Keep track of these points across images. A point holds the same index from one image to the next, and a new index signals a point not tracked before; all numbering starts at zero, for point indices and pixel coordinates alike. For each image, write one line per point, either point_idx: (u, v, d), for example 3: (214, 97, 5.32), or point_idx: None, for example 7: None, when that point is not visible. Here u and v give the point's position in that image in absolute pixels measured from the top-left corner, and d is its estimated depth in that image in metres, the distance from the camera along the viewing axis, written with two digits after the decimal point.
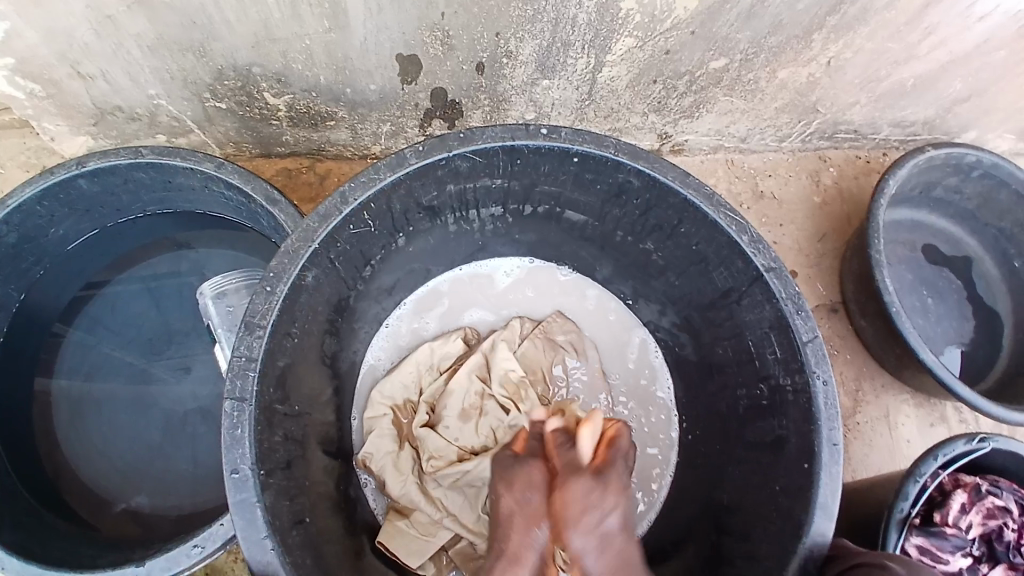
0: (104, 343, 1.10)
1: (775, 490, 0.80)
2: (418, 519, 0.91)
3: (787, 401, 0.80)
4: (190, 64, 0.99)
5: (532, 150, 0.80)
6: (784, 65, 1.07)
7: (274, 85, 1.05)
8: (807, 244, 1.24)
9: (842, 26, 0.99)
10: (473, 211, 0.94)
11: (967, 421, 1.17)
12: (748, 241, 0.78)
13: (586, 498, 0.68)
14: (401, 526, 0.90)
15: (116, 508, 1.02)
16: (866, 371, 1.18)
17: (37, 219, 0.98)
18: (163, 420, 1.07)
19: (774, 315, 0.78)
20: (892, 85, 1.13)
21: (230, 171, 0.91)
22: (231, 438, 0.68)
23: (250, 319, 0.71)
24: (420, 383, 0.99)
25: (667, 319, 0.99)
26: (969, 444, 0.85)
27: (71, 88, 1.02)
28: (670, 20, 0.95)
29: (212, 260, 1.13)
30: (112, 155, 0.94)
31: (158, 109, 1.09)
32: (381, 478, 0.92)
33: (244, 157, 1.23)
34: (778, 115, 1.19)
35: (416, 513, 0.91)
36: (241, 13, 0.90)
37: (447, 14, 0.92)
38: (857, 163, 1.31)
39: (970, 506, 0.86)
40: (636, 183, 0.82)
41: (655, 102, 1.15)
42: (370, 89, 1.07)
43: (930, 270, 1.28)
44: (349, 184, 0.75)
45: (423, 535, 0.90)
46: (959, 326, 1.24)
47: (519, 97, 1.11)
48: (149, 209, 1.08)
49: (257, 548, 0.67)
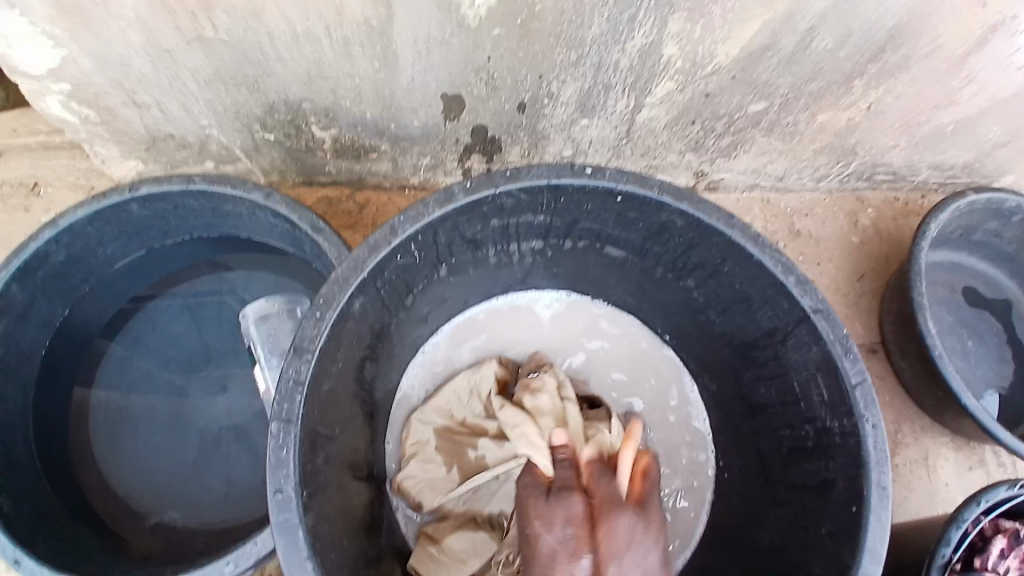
0: (145, 359, 1.13)
1: (822, 533, 0.80)
2: (451, 547, 0.90)
3: (834, 445, 0.79)
4: (243, 98, 1.03)
5: (576, 188, 0.81)
6: (823, 109, 1.08)
7: (322, 120, 1.09)
8: (845, 283, 1.24)
9: (883, 73, 0.99)
10: (514, 245, 0.95)
11: (1007, 467, 1.14)
12: (795, 283, 0.77)
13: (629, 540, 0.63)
14: (432, 552, 0.90)
15: (150, 522, 1.05)
16: (905, 414, 1.16)
17: (87, 240, 1.02)
18: (199, 437, 1.09)
19: (820, 357, 0.78)
20: (932, 130, 1.13)
21: (278, 199, 0.94)
22: (276, 458, 0.70)
23: (299, 343, 0.73)
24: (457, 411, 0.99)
25: (706, 354, 0.99)
26: (1011, 490, 0.82)
27: (127, 114, 1.06)
28: (712, 65, 0.97)
29: (253, 282, 1.15)
30: (163, 181, 0.97)
31: (209, 138, 1.14)
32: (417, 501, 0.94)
33: (288, 185, 1.27)
34: (816, 156, 1.20)
35: (447, 539, 0.91)
36: (296, 52, 0.93)
37: (493, 57, 0.95)
38: (895, 204, 1.31)
39: (1009, 552, 0.84)
40: (679, 224, 0.83)
41: (693, 142, 1.16)
42: (414, 125, 1.10)
43: (970, 312, 1.26)
44: (399, 217, 0.78)
45: (457, 563, 0.90)
46: (1000, 369, 1.21)
47: (558, 135, 1.13)
48: (196, 232, 1.11)
49: (298, 569, 0.67)
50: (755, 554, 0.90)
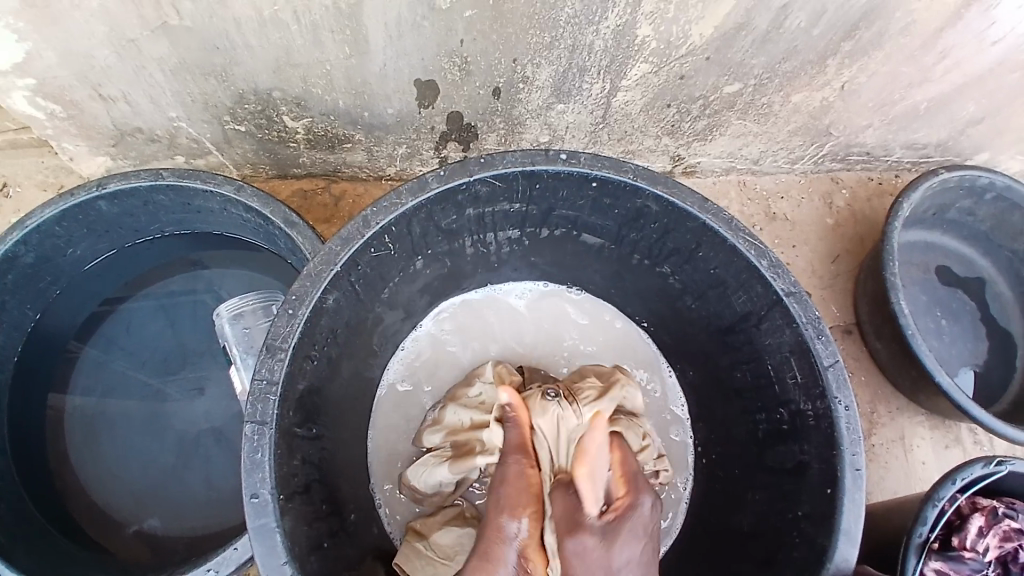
0: (119, 361, 1.11)
1: (798, 516, 0.80)
2: (435, 542, 0.89)
3: (808, 426, 0.79)
4: (211, 88, 1.01)
5: (551, 175, 0.81)
6: (798, 90, 1.08)
7: (293, 109, 1.07)
8: (821, 266, 1.24)
9: (856, 52, 1.00)
10: (490, 234, 0.94)
11: (982, 445, 1.16)
12: (768, 265, 0.78)
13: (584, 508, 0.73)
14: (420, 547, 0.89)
15: (129, 530, 1.02)
16: (880, 394, 1.17)
17: (55, 240, 0.99)
18: (177, 441, 1.07)
19: (794, 340, 0.78)
20: (905, 109, 1.14)
21: (249, 194, 0.92)
22: (251, 461, 0.68)
23: (272, 342, 0.71)
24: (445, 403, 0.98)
25: (684, 339, 0.99)
26: (987, 467, 0.83)
27: (92, 109, 1.04)
28: (686, 46, 0.96)
29: (228, 278, 1.13)
30: (132, 177, 0.95)
31: (178, 131, 1.11)
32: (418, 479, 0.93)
33: (261, 178, 1.24)
34: (791, 138, 1.20)
35: (434, 534, 0.89)
36: (264, 38, 0.91)
37: (465, 41, 0.94)
38: (869, 184, 1.32)
39: (987, 530, 0.85)
40: (655, 208, 0.83)
41: (669, 125, 1.15)
42: (388, 113, 1.08)
43: (944, 291, 1.27)
44: (371, 209, 0.76)
45: (441, 558, 0.88)
46: (974, 348, 1.23)
47: (534, 121, 1.12)
48: (167, 230, 1.09)
49: (277, 574, 0.66)
50: (731, 537, 0.90)
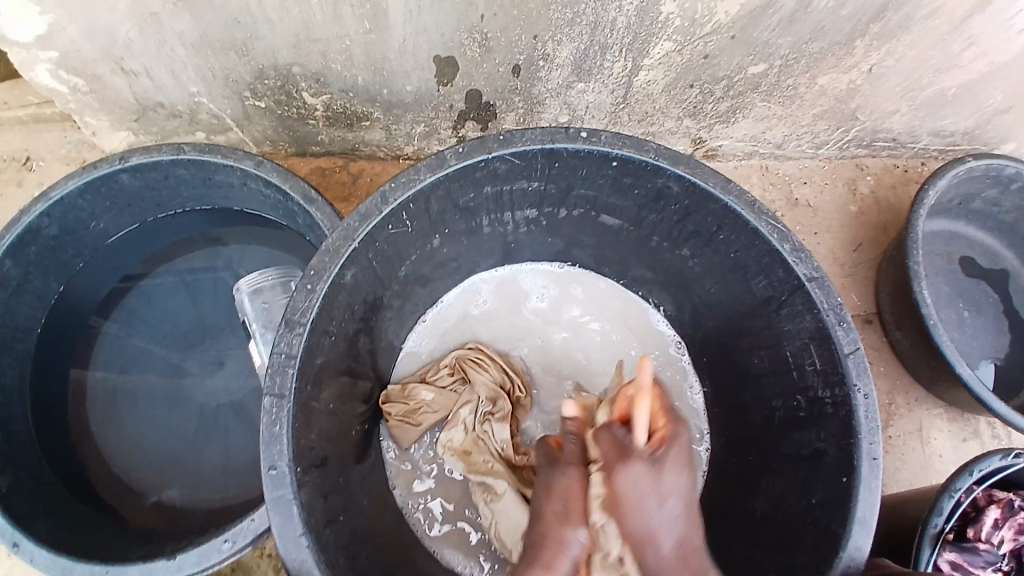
0: (139, 335, 1.12)
1: (812, 503, 0.79)
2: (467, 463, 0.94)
3: (826, 414, 0.78)
4: (231, 63, 1.01)
5: (571, 154, 0.80)
6: (824, 72, 1.06)
7: (313, 85, 1.06)
8: (842, 253, 1.23)
9: (886, 33, 0.97)
10: (508, 213, 0.94)
11: (1002, 438, 1.14)
12: (790, 249, 0.77)
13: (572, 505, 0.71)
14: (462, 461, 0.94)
15: (148, 500, 1.04)
16: (899, 384, 1.16)
17: (78, 213, 1.00)
18: (196, 413, 1.08)
19: (814, 326, 0.77)
20: (933, 94, 1.11)
21: (269, 168, 0.92)
22: (269, 434, 0.69)
23: (290, 316, 0.72)
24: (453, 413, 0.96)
25: (703, 324, 0.98)
26: (1005, 460, 0.82)
27: (114, 83, 1.04)
28: (710, 24, 0.95)
29: (246, 256, 1.14)
30: (154, 151, 0.96)
31: (198, 107, 1.11)
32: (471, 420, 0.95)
33: (280, 156, 1.25)
34: (816, 121, 1.18)
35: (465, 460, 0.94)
36: (284, 13, 0.91)
37: (486, 17, 0.93)
38: (895, 172, 1.29)
39: (1003, 522, 0.84)
40: (676, 189, 0.82)
41: (690, 107, 1.14)
42: (407, 90, 1.08)
43: (967, 282, 1.25)
44: (388, 185, 0.76)
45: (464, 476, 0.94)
46: (998, 341, 1.20)
47: (554, 100, 1.11)
48: (187, 205, 1.10)
49: (293, 545, 0.67)
50: (744, 521, 0.90)
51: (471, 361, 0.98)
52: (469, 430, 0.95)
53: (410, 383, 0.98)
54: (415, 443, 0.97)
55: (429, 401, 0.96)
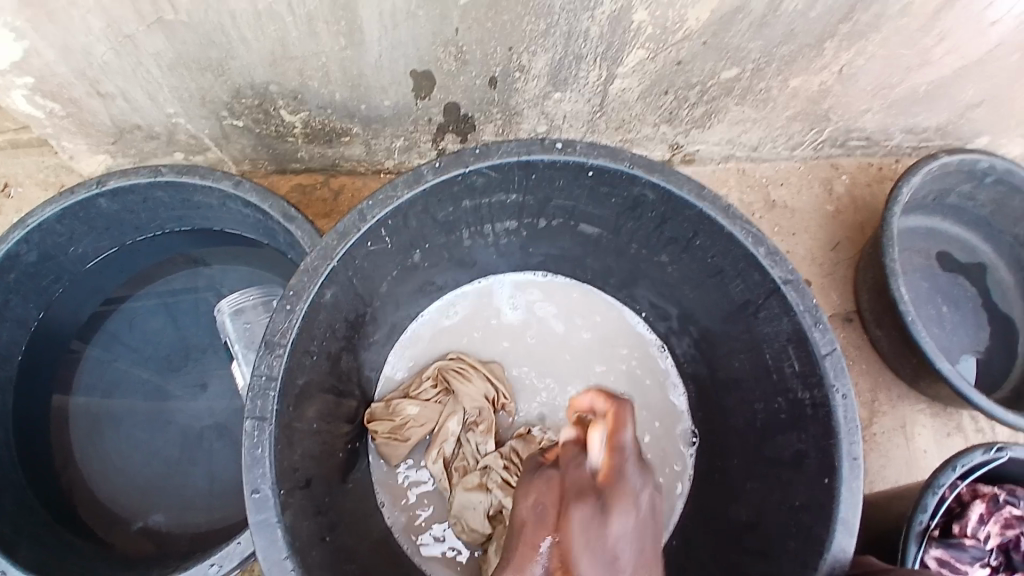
0: (122, 359, 1.11)
1: (795, 505, 0.79)
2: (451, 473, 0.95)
3: (806, 416, 0.79)
4: (208, 83, 1.01)
5: (547, 165, 0.81)
6: (796, 74, 1.07)
7: (290, 103, 1.07)
8: (821, 252, 1.24)
9: (855, 33, 0.99)
10: (487, 226, 0.94)
11: (985, 431, 1.16)
12: (766, 253, 0.78)
13: (587, 528, 0.65)
14: (447, 473, 0.94)
15: (134, 526, 1.03)
16: (882, 381, 1.17)
17: (56, 238, 1.00)
18: (180, 437, 1.08)
19: (792, 328, 0.78)
20: (905, 92, 1.13)
21: (247, 188, 0.92)
22: (251, 457, 0.69)
23: (270, 338, 0.72)
24: (437, 424, 0.96)
25: (685, 329, 0.98)
26: (987, 454, 0.83)
27: (90, 106, 1.04)
28: (682, 31, 0.96)
29: (227, 277, 1.14)
30: (132, 174, 0.95)
31: (176, 127, 1.11)
32: (455, 431, 0.95)
33: (260, 174, 1.25)
34: (791, 123, 1.19)
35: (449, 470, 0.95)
36: (259, 31, 0.91)
37: (461, 30, 0.94)
38: (870, 170, 1.31)
39: (988, 517, 0.85)
40: (652, 197, 0.83)
41: (667, 113, 1.15)
42: (384, 105, 1.08)
43: (946, 278, 1.27)
44: (366, 202, 0.76)
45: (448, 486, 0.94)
46: (977, 335, 1.22)
47: (531, 110, 1.12)
48: (166, 227, 1.09)
49: (278, 567, 0.67)
50: (730, 525, 0.90)
51: (454, 371, 0.98)
52: (457, 439, 0.95)
53: (394, 399, 0.97)
54: (402, 459, 0.97)
55: (415, 415, 0.96)
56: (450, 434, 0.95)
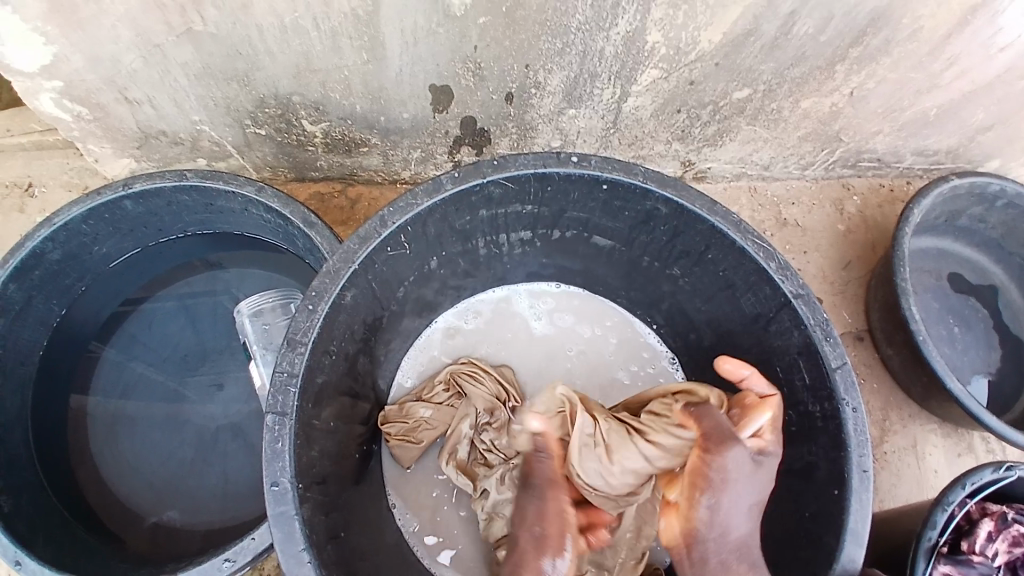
0: (140, 359, 1.13)
1: (805, 516, 0.80)
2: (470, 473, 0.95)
3: (816, 428, 0.80)
4: (233, 92, 1.04)
5: (562, 178, 0.83)
6: (807, 95, 1.09)
7: (312, 113, 1.09)
8: (832, 271, 1.25)
9: (865, 58, 1.01)
10: (503, 235, 0.96)
11: (996, 452, 1.16)
12: (776, 268, 0.79)
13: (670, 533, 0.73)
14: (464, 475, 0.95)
15: (146, 523, 1.04)
16: (892, 400, 1.17)
17: (81, 238, 1.02)
18: (195, 437, 1.09)
19: (802, 341, 0.79)
20: (914, 115, 1.15)
21: (270, 194, 0.95)
22: (272, 451, 0.70)
23: (292, 337, 0.73)
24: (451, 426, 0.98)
25: (696, 341, 0.99)
26: (997, 472, 0.84)
27: (117, 112, 1.07)
28: (696, 52, 0.98)
29: (246, 280, 1.16)
30: (158, 178, 0.98)
31: (200, 134, 1.14)
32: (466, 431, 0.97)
33: (280, 181, 1.27)
34: (801, 143, 1.21)
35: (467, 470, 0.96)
36: (285, 44, 0.95)
37: (479, 47, 0.96)
38: (880, 191, 1.33)
39: (996, 535, 0.85)
40: (664, 211, 0.85)
41: (679, 131, 1.17)
42: (403, 117, 1.11)
43: (956, 298, 1.27)
44: (387, 209, 0.79)
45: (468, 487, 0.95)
46: (987, 355, 1.23)
47: (546, 125, 1.15)
48: (189, 230, 1.12)
49: (294, 560, 0.68)
50: None
51: (466, 374, 1.00)
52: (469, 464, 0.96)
53: (408, 402, 0.99)
54: (415, 462, 0.98)
55: (428, 418, 0.97)
56: (462, 433, 0.97)
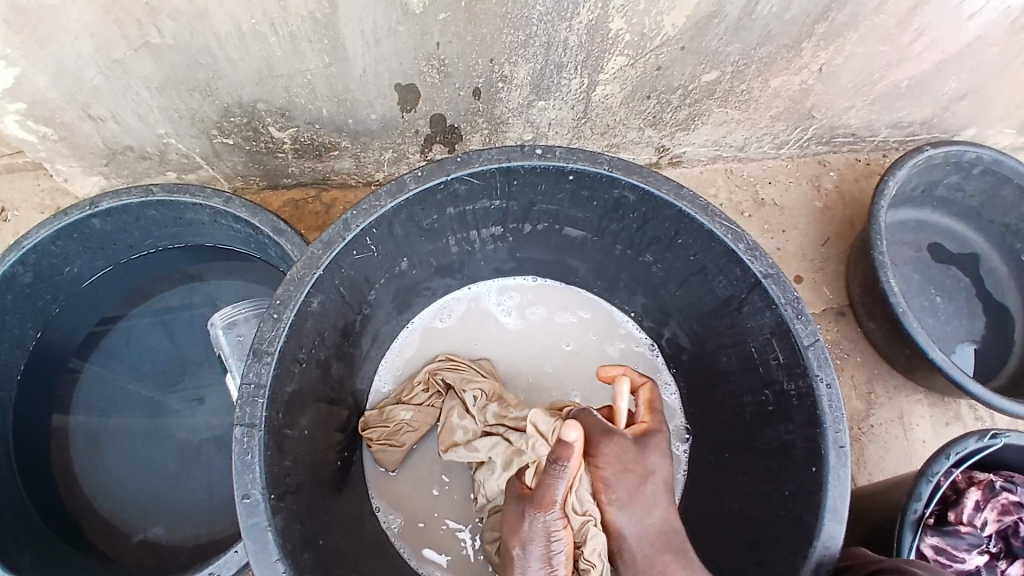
0: (120, 377, 1.12)
1: (785, 495, 0.80)
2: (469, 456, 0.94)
3: (792, 407, 0.79)
4: (196, 103, 1.03)
5: (528, 171, 0.82)
6: (776, 74, 1.09)
7: (278, 120, 1.08)
8: (811, 248, 1.25)
9: (832, 34, 1.00)
10: (474, 232, 0.95)
11: (983, 420, 1.16)
12: (745, 249, 0.79)
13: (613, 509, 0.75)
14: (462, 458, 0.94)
15: (134, 539, 1.03)
16: (877, 374, 1.17)
17: (52, 259, 1.01)
18: (178, 451, 1.08)
19: (774, 321, 0.79)
20: (887, 88, 1.15)
21: (237, 204, 0.94)
22: (241, 463, 0.70)
23: (258, 346, 0.73)
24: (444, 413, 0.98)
25: (675, 328, 0.99)
26: (981, 442, 0.83)
27: (82, 130, 1.06)
28: (660, 37, 0.97)
29: (222, 291, 1.15)
30: (124, 194, 0.97)
31: (167, 147, 1.13)
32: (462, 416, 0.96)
33: (252, 190, 1.26)
34: (774, 123, 1.21)
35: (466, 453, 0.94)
36: (244, 52, 0.93)
37: (442, 44, 0.95)
38: (857, 166, 1.32)
39: (985, 503, 0.85)
40: (632, 198, 0.84)
41: (650, 117, 1.16)
42: (371, 119, 1.10)
43: (937, 269, 1.27)
44: (351, 212, 0.78)
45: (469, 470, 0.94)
46: (971, 324, 1.23)
47: (516, 119, 1.14)
48: (160, 244, 1.11)
49: (269, 571, 0.67)
50: (723, 518, 0.90)
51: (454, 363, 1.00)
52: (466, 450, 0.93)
53: (387, 406, 0.98)
54: (398, 464, 0.97)
55: (409, 420, 0.96)
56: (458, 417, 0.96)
